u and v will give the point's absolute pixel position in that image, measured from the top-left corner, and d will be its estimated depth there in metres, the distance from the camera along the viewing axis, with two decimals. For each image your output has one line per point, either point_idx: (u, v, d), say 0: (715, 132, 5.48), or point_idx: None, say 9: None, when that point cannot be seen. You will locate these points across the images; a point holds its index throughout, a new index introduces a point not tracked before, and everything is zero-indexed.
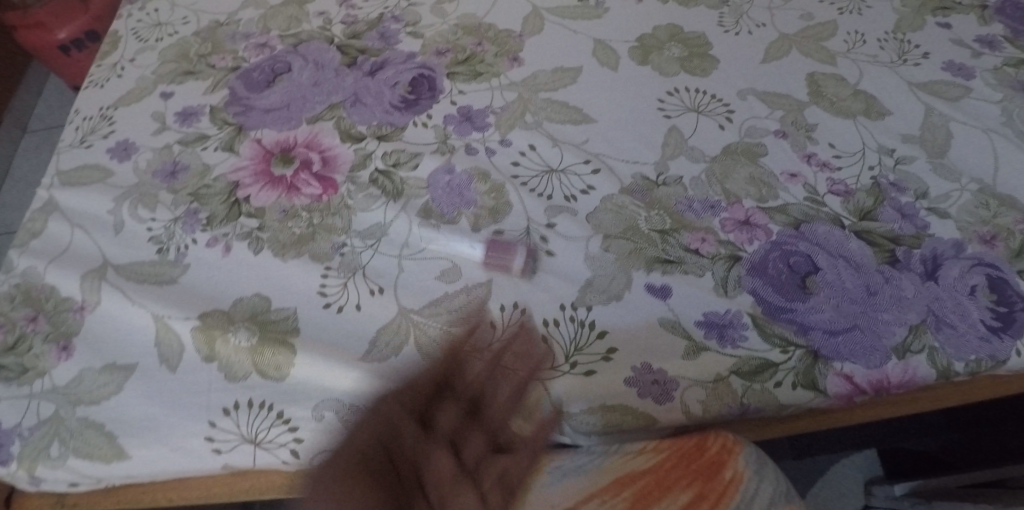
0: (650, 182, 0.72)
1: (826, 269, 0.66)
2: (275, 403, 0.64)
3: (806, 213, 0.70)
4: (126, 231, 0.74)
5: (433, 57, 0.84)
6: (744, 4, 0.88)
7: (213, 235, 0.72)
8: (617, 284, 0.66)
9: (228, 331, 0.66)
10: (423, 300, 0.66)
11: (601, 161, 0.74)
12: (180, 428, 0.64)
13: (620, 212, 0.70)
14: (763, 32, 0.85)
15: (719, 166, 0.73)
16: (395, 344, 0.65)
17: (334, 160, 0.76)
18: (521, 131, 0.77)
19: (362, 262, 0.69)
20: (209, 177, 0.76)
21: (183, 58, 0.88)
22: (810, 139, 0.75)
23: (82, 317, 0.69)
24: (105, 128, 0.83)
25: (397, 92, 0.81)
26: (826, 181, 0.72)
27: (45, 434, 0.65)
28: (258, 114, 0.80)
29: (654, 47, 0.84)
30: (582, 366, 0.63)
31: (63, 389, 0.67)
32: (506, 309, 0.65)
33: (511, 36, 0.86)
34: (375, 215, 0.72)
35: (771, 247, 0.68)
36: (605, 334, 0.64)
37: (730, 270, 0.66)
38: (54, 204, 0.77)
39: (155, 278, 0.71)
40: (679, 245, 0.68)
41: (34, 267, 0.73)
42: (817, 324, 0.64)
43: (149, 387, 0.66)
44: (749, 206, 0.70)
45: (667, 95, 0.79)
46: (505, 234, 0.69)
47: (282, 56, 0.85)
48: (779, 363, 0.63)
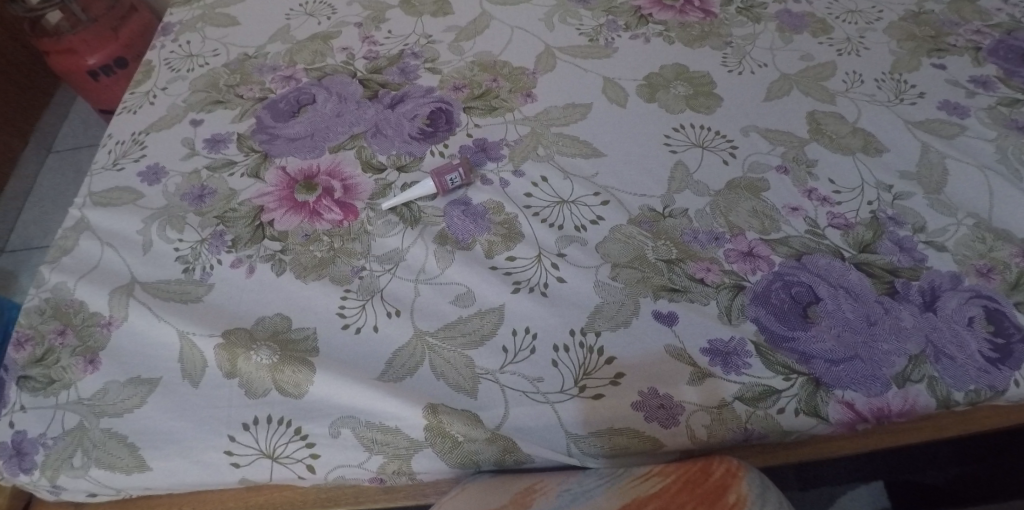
0: (657, 214, 0.75)
1: (826, 299, 0.69)
2: (293, 420, 0.66)
3: (807, 245, 0.73)
4: (154, 250, 0.77)
5: (450, 93, 0.89)
6: (747, 45, 0.92)
7: (238, 256, 0.75)
8: (625, 311, 0.68)
9: (250, 350, 0.69)
10: (438, 323, 0.69)
11: (610, 193, 0.77)
12: (200, 442, 0.66)
13: (628, 242, 0.73)
14: (764, 72, 0.89)
15: (724, 199, 0.76)
16: (411, 363, 0.67)
17: (355, 188, 0.80)
18: (533, 163, 0.80)
19: (380, 285, 0.72)
20: (235, 202, 0.80)
21: (213, 88, 0.92)
22: (811, 174, 0.78)
23: (108, 331, 0.72)
24: (137, 153, 0.87)
25: (416, 124, 0.85)
26: (827, 215, 0.75)
27: (69, 444, 0.67)
28: (284, 142, 0.84)
29: (660, 85, 0.88)
30: (591, 389, 0.65)
31: (87, 400, 0.69)
32: (518, 333, 0.68)
33: (525, 73, 0.90)
34: (393, 241, 0.75)
35: (774, 277, 0.70)
36: (613, 359, 0.66)
37: (734, 299, 0.69)
38: (85, 223, 0.81)
39: (181, 296, 0.74)
40: (685, 274, 0.70)
41: (64, 283, 0.76)
42: (819, 352, 0.66)
43: (171, 401, 0.68)
44: (753, 238, 0.73)
45: (673, 131, 0.83)
46: (518, 261, 0.73)
47: (306, 88, 0.90)
48: (782, 390, 0.65)
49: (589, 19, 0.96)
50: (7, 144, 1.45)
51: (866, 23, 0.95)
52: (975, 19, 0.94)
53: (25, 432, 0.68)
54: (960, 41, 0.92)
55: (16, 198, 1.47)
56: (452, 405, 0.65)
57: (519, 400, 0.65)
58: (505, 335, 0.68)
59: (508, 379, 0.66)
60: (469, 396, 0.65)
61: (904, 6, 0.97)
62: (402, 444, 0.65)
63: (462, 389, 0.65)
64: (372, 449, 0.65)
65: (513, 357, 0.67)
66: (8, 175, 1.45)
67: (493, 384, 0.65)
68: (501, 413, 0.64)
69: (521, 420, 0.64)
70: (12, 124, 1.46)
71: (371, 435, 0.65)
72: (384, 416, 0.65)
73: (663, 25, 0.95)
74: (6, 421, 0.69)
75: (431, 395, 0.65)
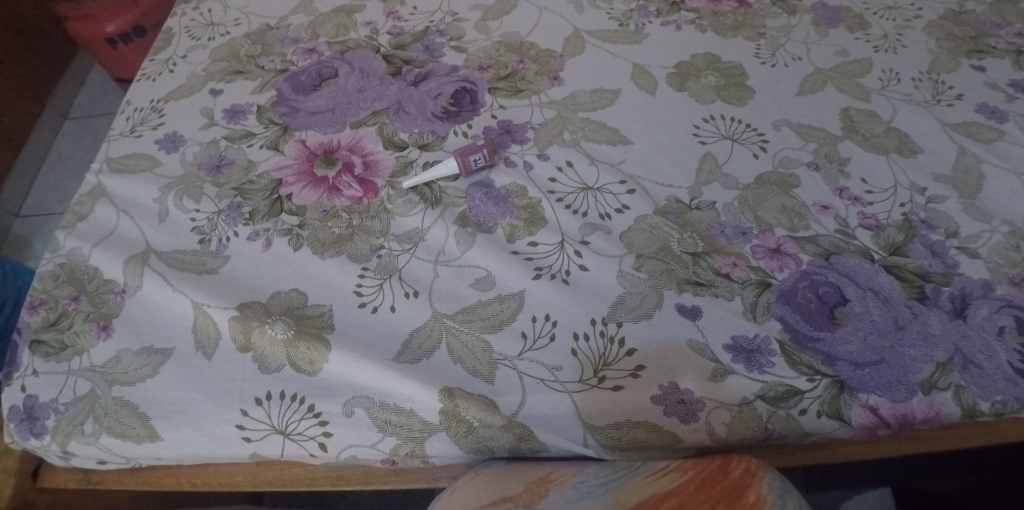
0: (683, 205, 0.73)
1: (854, 301, 0.67)
2: (306, 397, 0.65)
3: (836, 245, 0.71)
4: (170, 220, 0.76)
5: (475, 72, 0.87)
6: (781, 37, 0.90)
7: (255, 229, 0.74)
8: (648, 303, 0.67)
9: (265, 323, 0.68)
10: (457, 306, 0.68)
11: (636, 182, 0.75)
12: (211, 415, 0.66)
13: (653, 233, 0.71)
14: (798, 65, 0.87)
15: (752, 194, 0.74)
16: (428, 346, 0.66)
17: (375, 165, 0.78)
18: (559, 148, 0.79)
19: (399, 265, 0.71)
20: (253, 173, 0.78)
21: (233, 58, 0.90)
22: (843, 173, 0.76)
23: (122, 299, 0.72)
24: (155, 120, 0.85)
25: (439, 103, 0.83)
26: (858, 215, 0.73)
27: (80, 410, 0.67)
28: (304, 115, 0.83)
29: (691, 74, 0.86)
30: (610, 381, 0.64)
31: (99, 368, 0.69)
32: (538, 320, 0.67)
33: (553, 56, 0.88)
34: (413, 220, 0.74)
35: (801, 276, 0.69)
36: (634, 351, 0.65)
37: (759, 296, 0.67)
38: (101, 189, 0.79)
39: (196, 266, 0.73)
40: (711, 269, 0.69)
41: (79, 249, 0.75)
42: (844, 354, 0.65)
43: (183, 372, 0.67)
44: (781, 235, 0.71)
45: (703, 121, 0.81)
46: (540, 247, 0.71)
47: (329, 62, 0.88)
48: (806, 391, 0.63)
49: (620, 4, 0.94)
50: (26, 107, 1.44)
51: (904, 20, 0.92)
52: (1017, 21, 0.92)
53: (36, 397, 0.68)
54: (1001, 43, 0.89)
55: (32, 162, 1.46)
56: (468, 391, 0.64)
57: (537, 388, 0.63)
58: (525, 322, 0.67)
59: (526, 366, 0.64)
60: (486, 382, 0.64)
61: (944, 4, 0.94)
62: (416, 427, 0.64)
63: (478, 374, 0.64)
64: (385, 431, 0.64)
65: (532, 344, 0.65)
66: (24, 140, 1.44)
67: (511, 371, 0.64)
68: (518, 401, 0.63)
69: (538, 409, 0.63)
70: (30, 87, 1.45)
71: (384, 417, 0.64)
72: (398, 397, 0.64)
73: (695, 13, 0.93)
74: (17, 384, 0.69)
75: (447, 378, 0.64)
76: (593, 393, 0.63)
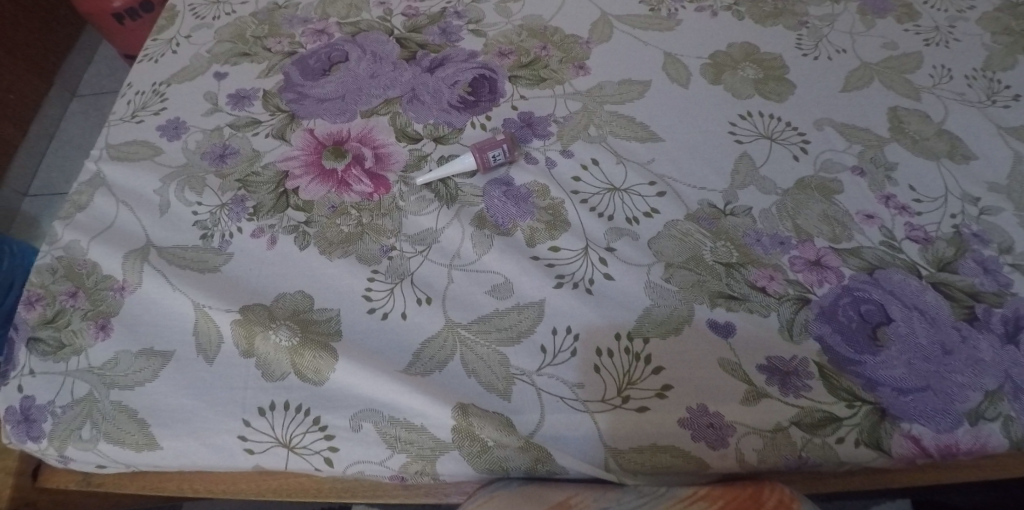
0: (717, 211, 0.68)
1: (898, 321, 0.63)
2: (312, 408, 0.61)
3: (881, 258, 0.66)
4: (171, 213, 0.72)
5: (495, 59, 0.81)
6: (824, 27, 0.83)
7: (259, 225, 0.70)
8: (677, 317, 0.63)
9: (269, 329, 0.64)
10: (472, 315, 0.64)
11: (666, 183, 0.70)
12: (213, 424, 0.62)
13: (684, 240, 0.66)
14: (843, 58, 0.81)
15: (792, 200, 0.69)
16: (440, 357, 0.62)
17: (387, 158, 0.74)
18: (584, 144, 0.74)
19: (411, 268, 0.67)
20: (258, 165, 0.74)
21: (239, 39, 0.85)
22: (890, 179, 0.71)
23: (122, 296, 0.68)
24: (156, 105, 0.81)
25: (456, 92, 0.78)
26: (904, 226, 0.68)
27: (78, 414, 0.64)
28: (313, 102, 0.78)
29: (727, 66, 0.80)
30: (635, 401, 0.60)
31: (98, 370, 0.66)
32: (558, 333, 0.62)
33: (578, 42, 0.82)
34: (427, 220, 0.69)
35: (842, 292, 0.64)
36: (661, 369, 0.61)
37: (797, 313, 0.63)
38: (101, 178, 0.75)
39: (197, 264, 0.69)
40: (745, 282, 0.64)
41: (77, 242, 0.72)
42: (886, 379, 0.60)
43: (183, 377, 0.64)
44: (822, 246, 0.66)
45: (739, 118, 0.75)
46: (562, 252, 0.67)
47: (339, 44, 0.83)
48: (844, 418, 0.59)
49: None
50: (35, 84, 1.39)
51: (957, 11, 0.85)
52: None
53: (33, 398, 0.66)
54: None
55: (41, 141, 1.41)
56: (483, 407, 0.60)
57: (556, 407, 0.60)
58: (544, 334, 0.62)
59: (544, 382, 0.60)
60: (502, 398, 0.60)
61: None
62: (427, 444, 0.60)
63: (494, 390, 0.61)
64: (394, 447, 0.60)
65: (551, 359, 0.61)
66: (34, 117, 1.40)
67: (529, 387, 0.60)
68: (535, 420, 0.59)
69: (556, 429, 0.59)
70: (37, 62, 1.40)
71: (394, 432, 0.60)
72: (408, 412, 0.60)
73: None
74: (14, 384, 0.67)
75: (461, 394, 0.61)
76: (617, 414, 0.59)
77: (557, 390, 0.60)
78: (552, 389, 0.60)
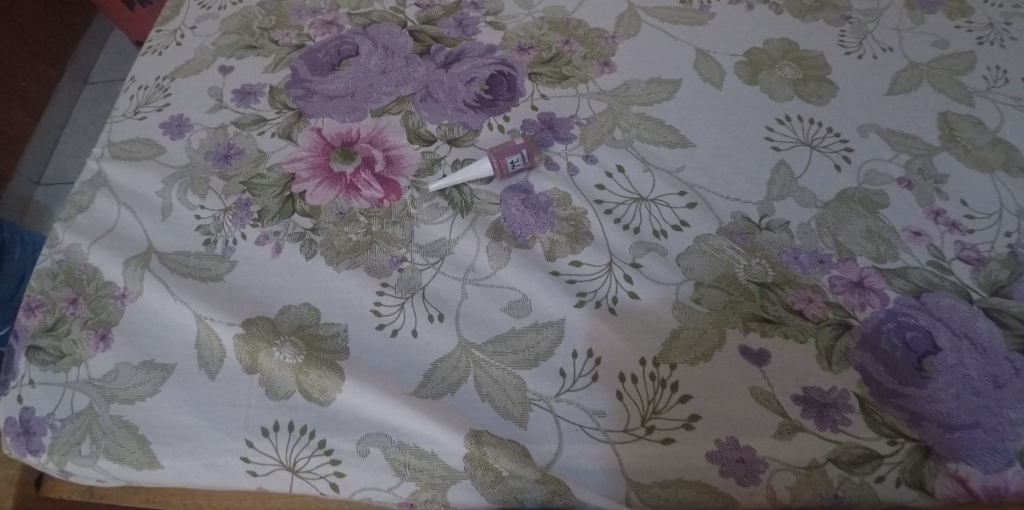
0: (752, 225, 0.64)
1: (947, 351, 0.58)
2: (317, 431, 0.58)
3: (928, 281, 0.61)
4: (174, 216, 0.69)
5: (514, 54, 0.76)
6: (869, 23, 0.77)
7: (264, 232, 0.67)
8: (706, 342, 0.58)
9: (272, 345, 0.61)
10: (487, 334, 0.60)
11: (697, 194, 0.66)
12: (215, 443, 0.59)
13: (715, 257, 0.62)
14: (889, 58, 0.75)
15: (832, 214, 0.64)
16: (453, 379, 0.59)
17: (399, 161, 0.69)
18: (608, 149, 0.69)
19: (422, 281, 0.63)
20: (263, 166, 0.70)
21: (246, 30, 0.81)
22: (939, 192, 0.65)
23: (123, 305, 0.66)
24: (159, 100, 0.77)
25: (472, 90, 0.74)
26: (954, 245, 0.63)
27: (77, 429, 0.62)
28: (321, 100, 0.74)
29: (764, 65, 0.74)
30: (659, 432, 0.56)
31: (98, 382, 0.63)
32: (579, 356, 0.59)
33: (603, 37, 0.77)
34: (440, 229, 0.65)
35: (886, 317, 0.59)
36: (688, 398, 0.57)
37: (836, 340, 0.59)
38: (102, 178, 0.72)
39: (200, 273, 0.66)
40: (781, 303, 0.60)
41: (78, 246, 0.69)
42: (931, 414, 0.56)
43: (185, 392, 0.61)
44: (865, 265, 0.62)
45: (776, 123, 0.70)
46: (584, 267, 0.63)
47: (349, 36, 0.78)
48: (884, 456, 0.55)
49: None
50: (48, 71, 1.35)
51: (1014, 6, 0.78)
52: None
53: (33, 410, 0.63)
54: None
55: (53, 129, 1.37)
56: (498, 435, 0.57)
57: (576, 436, 0.56)
58: (564, 357, 0.59)
59: (563, 409, 0.57)
60: (518, 425, 0.57)
61: None
62: (438, 473, 0.57)
63: (510, 416, 0.57)
64: (403, 474, 0.57)
65: (571, 384, 0.58)
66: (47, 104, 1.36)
67: (546, 414, 0.57)
68: (553, 450, 0.56)
69: (575, 460, 0.56)
70: (50, 50, 1.36)
71: (403, 459, 0.57)
72: (418, 438, 0.57)
73: None
74: (14, 395, 0.64)
75: (474, 420, 0.57)
76: (641, 446, 0.56)
77: (577, 418, 0.56)
78: (572, 417, 0.57)
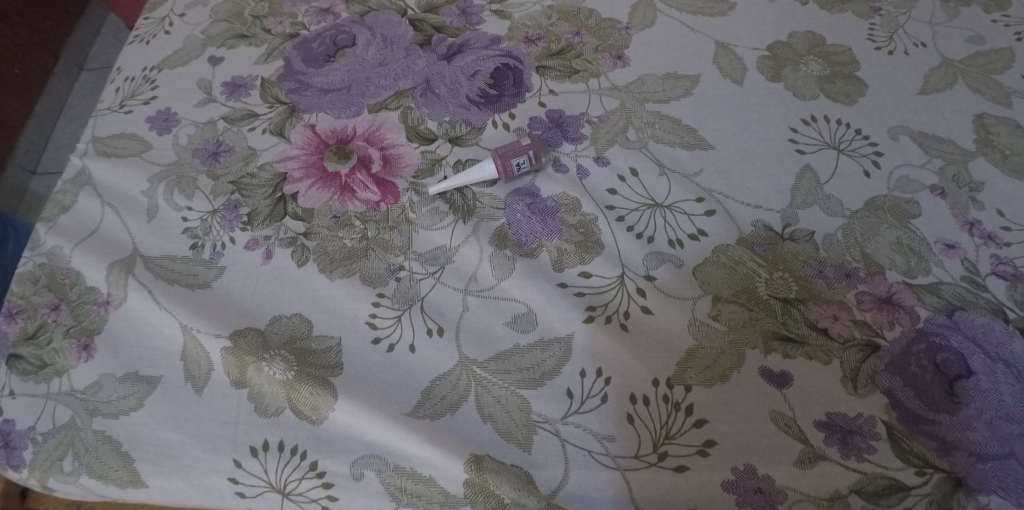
0: (774, 235, 0.60)
1: (981, 375, 0.54)
2: (308, 451, 0.55)
3: (962, 298, 0.57)
4: (160, 218, 0.65)
5: (521, 45, 0.72)
6: (900, 15, 0.72)
7: (254, 236, 0.63)
8: (723, 362, 0.55)
9: (262, 360, 0.58)
10: (489, 351, 0.56)
11: (715, 199, 0.62)
12: (202, 463, 0.56)
13: (734, 270, 0.58)
14: (921, 54, 0.69)
15: (860, 224, 0.60)
16: (453, 398, 0.55)
17: (397, 161, 0.65)
18: (620, 150, 0.65)
19: (421, 292, 0.59)
20: (254, 165, 0.66)
21: (237, 18, 0.77)
22: (974, 201, 0.61)
23: (106, 312, 0.62)
24: (146, 93, 0.73)
25: (476, 83, 0.69)
26: (991, 259, 0.58)
27: (59, 443, 0.59)
28: (316, 93, 0.70)
29: (788, 60, 0.69)
30: (672, 459, 0.53)
31: (80, 394, 0.60)
32: (587, 376, 0.55)
33: (615, 28, 0.73)
34: (440, 236, 0.61)
35: (917, 337, 0.55)
36: (703, 422, 0.53)
37: (862, 362, 0.55)
38: (85, 176, 0.68)
39: (187, 279, 0.62)
40: (804, 321, 0.56)
41: (60, 248, 0.65)
42: (963, 443, 0.52)
43: (171, 408, 0.58)
44: (894, 280, 0.58)
45: (801, 123, 0.65)
46: (594, 279, 0.59)
47: (346, 25, 0.74)
48: (912, 488, 0.51)
49: None
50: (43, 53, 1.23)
51: None
52: None
53: (13, 423, 0.60)
54: None
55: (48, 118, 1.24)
56: (499, 460, 0.53)
57: (582, 461, 0.53)
58: (571, 376, 0.55)
59: (570, 433, 0.53)
60: (521, 449, 0.53)
61: None
62: (436, 499, 0.53)
63: (513, 439, 0.54)
64: (399, 500, 0.54)
65: (578, 406, 0.54)
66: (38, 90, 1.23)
67: (552, 438, 0.53)
68: (558, 476, 0.53)
69: (582, 487, 0.52)
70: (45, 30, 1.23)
71: (399, 484, 0.54)
72: (415, 462, 0.54)
73: None
74: None
75: (475, 443, 0.54)
76: (652, 473, 0.52)
77: (585, 443, 0.53)
78: (579, 442, 0.53)
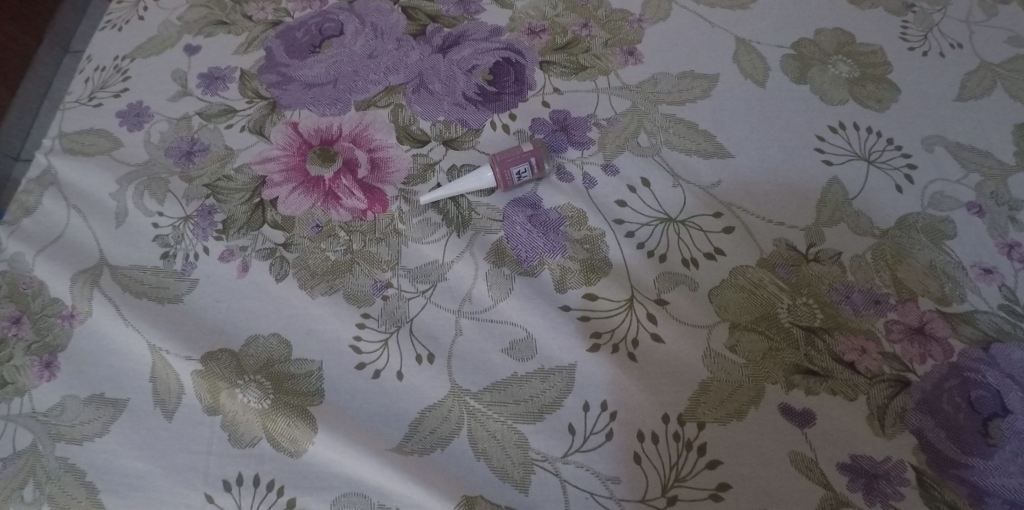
0: (798, 256, 0.55)
1: (1018, 414, 0.49)
2: (287, 487, 0.51)
3: (999, 328, 0.52)
4: (128, 224, 0.60)
5: (523, 38, 0.66)
6: (935, 12, 0.66)
7: (229, 246, 0.58)
8: (739, 397, 0.50)
9: (235, 386, 0.53)
10: (485, 380, 0.52)
11: (734, 214, 0.56)
12: (170, 498, 0.51)
13: (753, 294, 0.53)
14: (958, 56, 0.64)
15: (891, 244, 0.55)
16: (444, 432, 0.51)
17: (386, 166, 0.60)
18: (631, 157, 0.59)
19: (410, 313, 0.54)
20: (230, 167, 0.61)
21: (216, 3, 0.71)
22: (1015, 221, 0.56)
23: (69, 326, 0.57)
24: (117, 85, 0.67)
25: (474, 80, 0.63)
26: None
27: (18, 471, 0.53)
28: (300, 89, 0.64)
29: (815, 60, 0.64)
30: (682, 504, 0.48)
31: (42, 416, 0.55)
32: (591, 410, 0.50)
33: (627, 20, 0.67)
34: (432, 250, 0.56)
35: (949, 372, 0.51)
36: (716, 464, 0.49)
37: (891, 399, 0.50)
38: (51, 175, 0.63)
39: (157, 293, 0.57)
40: (829, 353, 0.51)
41: (21, 256, 0.60)
42: (997, 489, 0.48)
43: (139, 434, 0.53)
44: (927, 308, 0.53)
45: (828, 131, 0.60)
46: (600, 302, 0.54)
47: (334, 13, 0.68)
48: None
49: None
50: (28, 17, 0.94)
51: None
52: None
53: None
54: None
55: (37, 99, 0.91)
56: (493, 501, 0.49)
57: (584, 504, 0.48)
58: (574, 409, 0.51)
59: (571, 473, 0.49)
60: (517, 489, 0.49)
61: None
62: None
63: (508, 478, 0.49)
64: None
65: (581, 444, 0.50)
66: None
67: (551, 478, 0.49)
68: None
69: None
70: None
71: None
72: (402, 501, 0.49)
73: None
74: None
75: (467, 482, 0.49)
76: None
77: (586, 484, 0.49)
78: (580, 482, 0.49)
